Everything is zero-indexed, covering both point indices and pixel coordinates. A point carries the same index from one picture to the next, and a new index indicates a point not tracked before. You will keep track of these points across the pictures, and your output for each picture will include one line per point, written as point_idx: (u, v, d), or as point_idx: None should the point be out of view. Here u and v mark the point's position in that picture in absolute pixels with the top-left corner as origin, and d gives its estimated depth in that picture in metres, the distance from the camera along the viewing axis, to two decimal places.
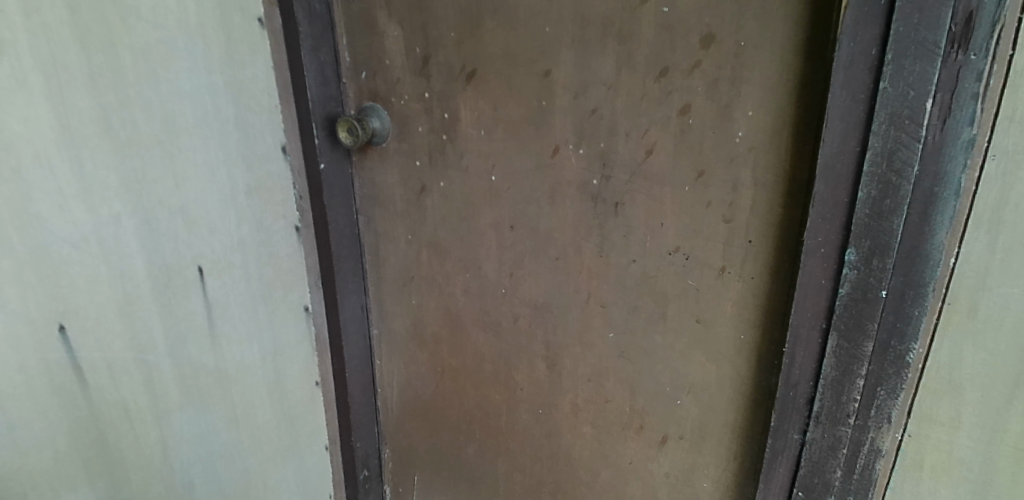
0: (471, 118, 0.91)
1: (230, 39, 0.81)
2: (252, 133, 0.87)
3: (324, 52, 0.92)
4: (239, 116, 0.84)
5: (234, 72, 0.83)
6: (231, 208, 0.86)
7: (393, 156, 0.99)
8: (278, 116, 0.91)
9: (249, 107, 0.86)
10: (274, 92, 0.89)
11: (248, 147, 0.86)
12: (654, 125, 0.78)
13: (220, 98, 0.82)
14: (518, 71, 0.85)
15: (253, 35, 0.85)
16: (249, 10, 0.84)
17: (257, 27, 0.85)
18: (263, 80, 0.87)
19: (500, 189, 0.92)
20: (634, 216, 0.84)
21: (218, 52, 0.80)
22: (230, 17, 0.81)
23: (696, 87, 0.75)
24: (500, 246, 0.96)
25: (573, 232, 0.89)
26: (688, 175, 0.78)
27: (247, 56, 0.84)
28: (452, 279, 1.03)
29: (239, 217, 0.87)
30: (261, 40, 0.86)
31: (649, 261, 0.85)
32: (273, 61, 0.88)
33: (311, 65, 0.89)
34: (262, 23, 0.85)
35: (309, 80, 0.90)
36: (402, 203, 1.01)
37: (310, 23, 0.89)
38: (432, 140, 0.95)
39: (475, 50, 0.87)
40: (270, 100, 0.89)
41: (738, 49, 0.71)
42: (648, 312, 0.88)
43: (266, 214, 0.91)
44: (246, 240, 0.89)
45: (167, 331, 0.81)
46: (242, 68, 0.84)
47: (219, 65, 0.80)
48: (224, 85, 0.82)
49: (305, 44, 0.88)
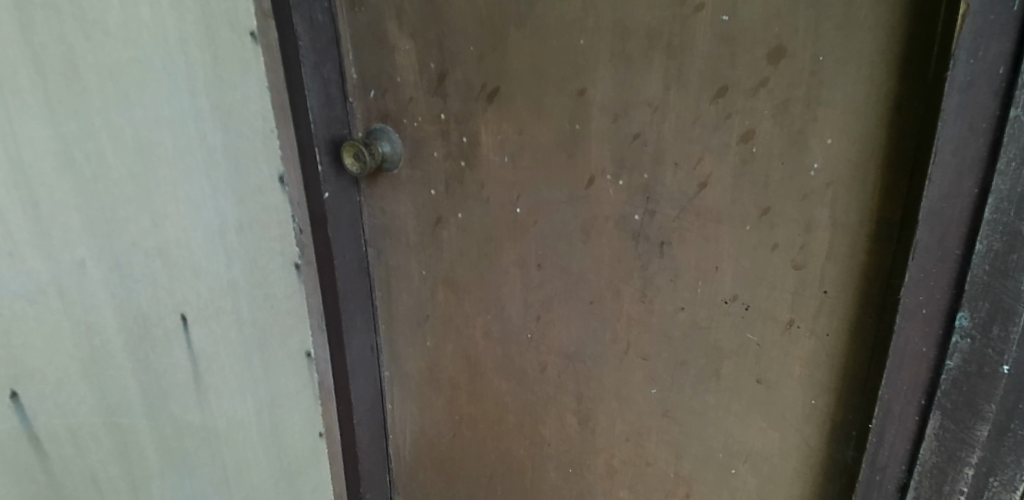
0: (493, 143, 0.79)
1: (217, 56, 0.71)
2: (245, 162, 0.76)
3: (326, 68, 0.82)
4: (229, 143, 0.74)
5: (221, 93, 0.72)
6: (220, 248, 0.75)
7: (405, 185, 0.88)
8: (275, 143, 0.80)
9: (241, 132, 0.75)
10: (271, 113, 0.79)
11: (240, 179, 0.76)
12: (708, 153, 0.66)
13: (206, 124, 0.71)
14: (548, 90, 0.73)
15: (245, 50, 0.74)
16: (239, 23, 0.73)
17: (249, 42, 0.75)
18: (256, 102, 0.77)
19: (526, 222, 0.81)
20: (683, 257, 0.72)
21: (203, 72, 0.70)
22: (216, 31, 0.71)
23: (762, 109, 0.62)
24: (525, 287, 0.85)
25: (610, 273, 0.77)
26: (750, 212, 0.66)
27: (238, 75, 0.74)
28: (471, 321, 0.91)
29: (229, 257, 0.76)
30: (255, 57, 0.76)
31: (700, 310, 0.73)
32: (268, 80, 0.77)
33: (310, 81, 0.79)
34: (255, 37, 0.75)
35: (311, 100, 0.80)
36: (415, 236, 0.91)
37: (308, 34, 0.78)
38: (449, 167, 0.84)
39: (497, 65, 0.75)
40: (266, 124, 0.78)
41: (815, 65, 0.59)
42: (698, 369, 0.75)
43: (261, 253, 0.80)
44: (240, 284, 0.78)
45: (143, 390, 0.71)
46: (232, 88, 0.73)
47: (204, 86, 0.70)
48: (210, 108, 0.71)
49: (306, 60, 0.78)
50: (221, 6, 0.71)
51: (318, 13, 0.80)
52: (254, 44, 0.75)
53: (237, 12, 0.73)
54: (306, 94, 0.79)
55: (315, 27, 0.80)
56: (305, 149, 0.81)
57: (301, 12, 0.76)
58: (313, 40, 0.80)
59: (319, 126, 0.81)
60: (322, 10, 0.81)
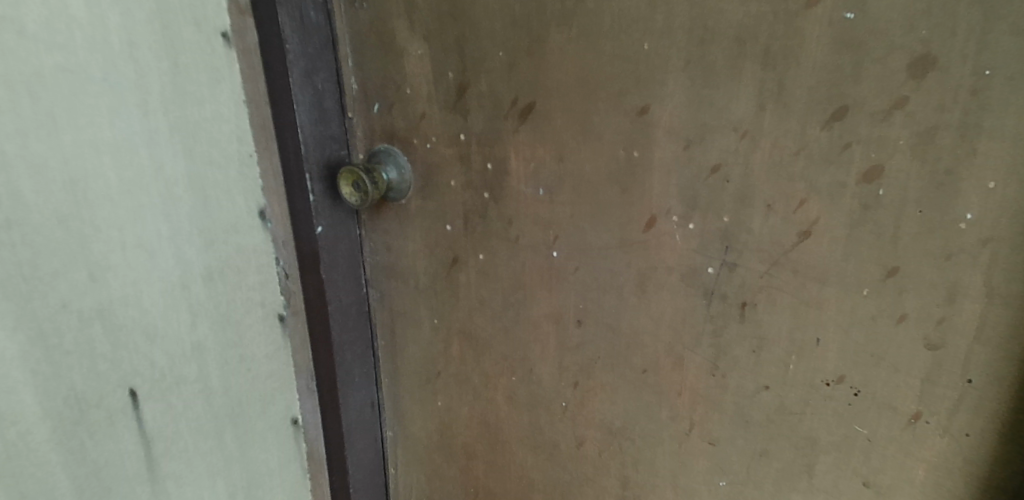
0: (525, 171, 0.64)
1: (178, 64, 0.56)
2: (214, 197, 0.61)
3: (320, 77, 0.67)
4: (193, 173, 0.58)
5: (183, 111, 0.57)
6: (182, 304, 0.60)
7: (415, 217, 0.73)
8: (256, 171, 0.64)
9: (210, 159, 0.60)
10: (250, 135, 0.63)
11: (209, 218, 0.60)
12: (814, 194, 0.51)
13: (163, 150, 0.56)
14: (599, 108, 0.58)
15: (215, 57, 0.59)
16: (208, 24, 0.58)
17: (220, 46, 0.59)
18: (231, 122, 0.61)
19: (564, 269, 0.65)
20: (771, 324, 0.56)
21: (159, 84, 0.55)
22: (176, 31, 0.55)
23: (895, 139, 0.47)
24: (560, 346, 0.69)
25: (671, 338, 0.61)
26: (869, 272, 0.51)
27: (206, 88, 0.58)
28: (492, 382, 0.76)
29: (193, 314, 0.61)
30: (228, 65, 0.60)
31: (790, 390, 0.57)
32: (246, 91, 0.61)
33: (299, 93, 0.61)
34: (228, 39, 0.59)
35: (302, 117, 0.61)
36: (425, 279, 0.75)
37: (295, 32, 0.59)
38: (470, 198, 0.68)
39: (533, 76, 0.60)
40: (243, 149, 0.62)
41: (977, 82, 0.43)
42: (784, 461, 0.60)
43: (234, 308, 0.65)
44: (207, 346, 0.63)
45: (78, 488, 0.55)
46: (198, 105, 0.58)
47: (159, 102, 0.55)
48: (168, 131, 0.56)
49: (295, 67, 0.60)
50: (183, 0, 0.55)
51: (310, 10, 0.65)
52: (227, 49, 0.59)
53: (205, 9, 0.57)
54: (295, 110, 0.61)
55: (308, 27, 0.65)
56: (293, 179, 0.64)
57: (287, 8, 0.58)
58: (303, 43, 0.65)
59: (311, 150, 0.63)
60: (316, 7, 0.66)
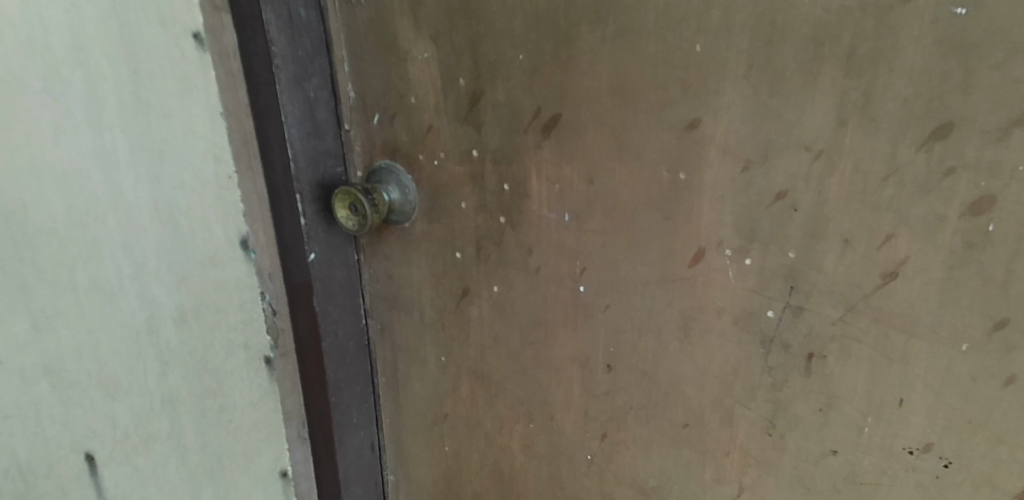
0: (548, 194, 0.55)
1: (140, 74, 0.48)
2: (186, 226, 0.53)
3: (311, 83, 0.59)
4: (159, 199, 0.51)
5: (146, 128, 0.50)
6: (145, 347, 0.53)
7: (420, 243, 0.64)
8: (236, 195, 0.55)
9: (179, 183, 0.52)
10: (230, 152, 0.54)
11: (180, 250, 0.53)
12: (905, 229, 0.42)
13: (121, 173, 0.49)
14: (639, 121, 0.49)
15: (185, 63, 0.50)
16: (175, 23, 0.49)
17: (191, 49, 0.50)
18: (206, 139, 0.53)
19: (593, 307, 0.56)
20: (845, 380, 0.47)
21: (114, 98, 0.48)
22: (136, 35, 0.48)
23: (1015, 164, 0.38)
24: (586, 394, 0.60)
25: (719, 390, 0.53)
26: (972, 324, 0.42)
27: (174, 100, 0.51)
28: (507, 429, 0.67)
29: (161, 357, 0.54)
30: (201, 71, 0.51)
31: (865, 457, 0.48)
32: (223, 103, 0.53)
33: (290, 101, 0.53)
34: (201, 41, 0.50)
35: (291, 129, 0.54)
36: (432, 312, 0.67)
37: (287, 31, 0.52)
38: (483, 223, 0.60)
39: (559, 83, 0.51)
40: (222, 170, 0.54)
41: None
42: None
43: (210, 351, 0.57)
44: (177, 392, 0.56)
45: None
46: (165, 120, 0.50)
47: (116, 121, 0.48)
48: (127, 152, 0.49)
49: (284, 71, 0.52)
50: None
51: (300, 8, 0.57)
52: (201, 53, 0.51)
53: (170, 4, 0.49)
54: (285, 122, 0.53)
55: (298, 26, 0.57)
56: (281, 201, 0.56)
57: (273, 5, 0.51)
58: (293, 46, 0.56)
59: (303, 167, 0.55)
60: (307, 4, 0.57)
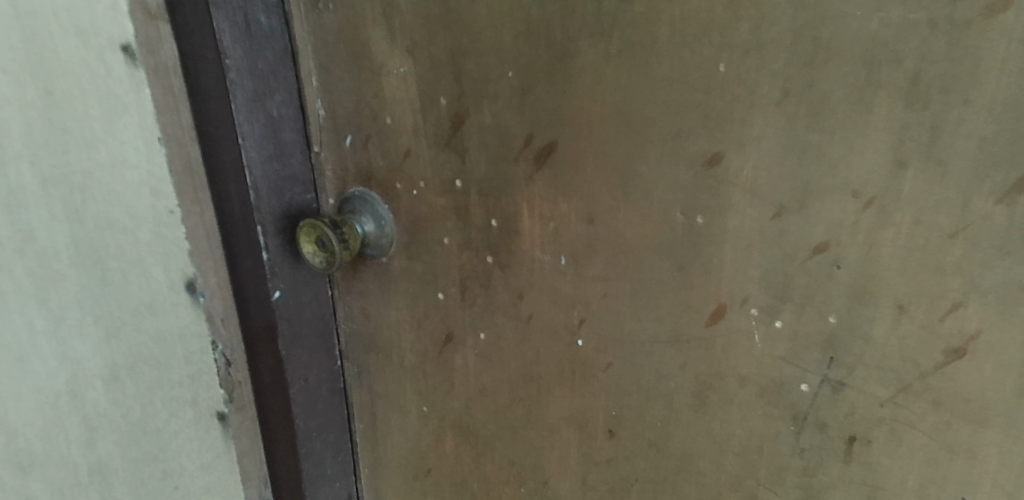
0: (541, 234, 0.47)
1: (56, 99, 0.43)
2: (114, 271, 0.48)
3: (274, 100, 0.51)
4: (83, 244, 0.46)
5: (65, 161, 0.45)
6: (69, 409, 0.48)
7: (398, 280, 0.57)
8: (179, 232, 0.51)
9: (108, 225, 0.47)
10: (169, 183, 0.49)
11: (108, 299, 0.48)
12: (977, 298, 0.34)
13: (33, 216, 0.44)
14: (649, 154, 0.41)
15: (112, 81, 0.46)
16: (99, 35, 0.45)
17: (119, 63, 0.46)
18: (139, 169, 0.48)
19: (592, 364, 0.49)
20: (893, 470, 0.39)
21: (23, 129, 0.42)
22: (48, 54, 0.43)
23: None
24: (584, 460, 0.52)
25: (740, 470, 0.45)
26: None
27: (99, 126, 0.46)
28: (496, 490, 0.59)
29: (87, 416, 0.49)
30: (133, 90, 0.47)
31: None
32: (161, 127, 0.48)
33: (249, 120, 0.48)
34: (132, 54, 0.46)
35: (251, 154, 0.49)
36: (413, 356, 0.59)
37: (248, 41, 0.47)
38: (467, 262, 0.52)
39: (554, 106, 0.43)
40: (159, 205, 0.50)
41: None
42: None
43: (146, 405, 0.52)
44: (108, 452, 0.51)
45: None
46: (87, 152, 0.46)
47: (26, 155, 0.43)
48: (42, 191, 0.44)
49: (242, 89, 0.47)
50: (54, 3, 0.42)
51: (261, 14, 0.48)
52: (132, 69, 0.46)
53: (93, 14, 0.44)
54: (244, 146, 0.48)
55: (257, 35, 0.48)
56: (235, 230, 0.52)
57: (226, 12, 0.45)
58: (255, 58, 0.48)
59: (265, 195, 0.51)
60: (268, 9, 0.49)
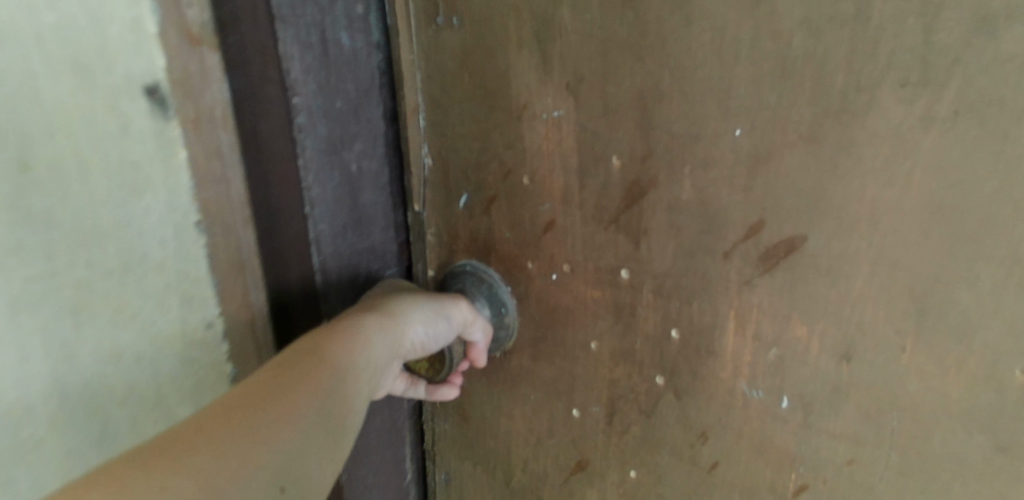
0: (754, 361, 0.32)
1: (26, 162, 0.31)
2: (113, 409, 0.36)
3: (353, 151, 0.38)
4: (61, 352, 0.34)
5: (48, 275, 0.33)
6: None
7: (514, 382, 0.43)
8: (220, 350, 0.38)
9: (101, 351, 0.35)
10: (208, 285, 0.36)
11: (102, 450, 0.37)
12: None
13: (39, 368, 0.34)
14: (976, 276, 0.26)
15: (127, 144, 0.32)
16: (109, 74, 0.31)
17: (140, 116, 0.32)
18: (165, 270, 0.35)
19: None
20: None
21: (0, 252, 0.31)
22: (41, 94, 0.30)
23: None
24: None
25: None
26: None
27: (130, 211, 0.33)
28: None
29: None
30: (161, 159, 0.33)
31: None
32: (200, 205, 0.35)
33: (319, 181, 0.36)
34: (161, 101, 0.32)
35: (319, 221, 0.37)
36: (525, 477, 0.45)
37: (324, 71, 0.35)
38: (622, 378, 0.37)
39: (811, 185, 0.28)
40: (192, 317, 0.37)
41: None
42: None
43: None
44: None
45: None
46: (89, 250, 0.33)
47: None
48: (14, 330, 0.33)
49: (309, 136, 0.35)
50: (38, 26, 0.29)
51: (342, 37, 0.36)
52: (159, 124, 0.33)
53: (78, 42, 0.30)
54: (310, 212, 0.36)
55: (336, 63, 0.36)
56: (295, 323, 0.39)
57: (296, 30, 0.33)
58: (328, 94, 0.36)
59: (333, 270, 0.39)
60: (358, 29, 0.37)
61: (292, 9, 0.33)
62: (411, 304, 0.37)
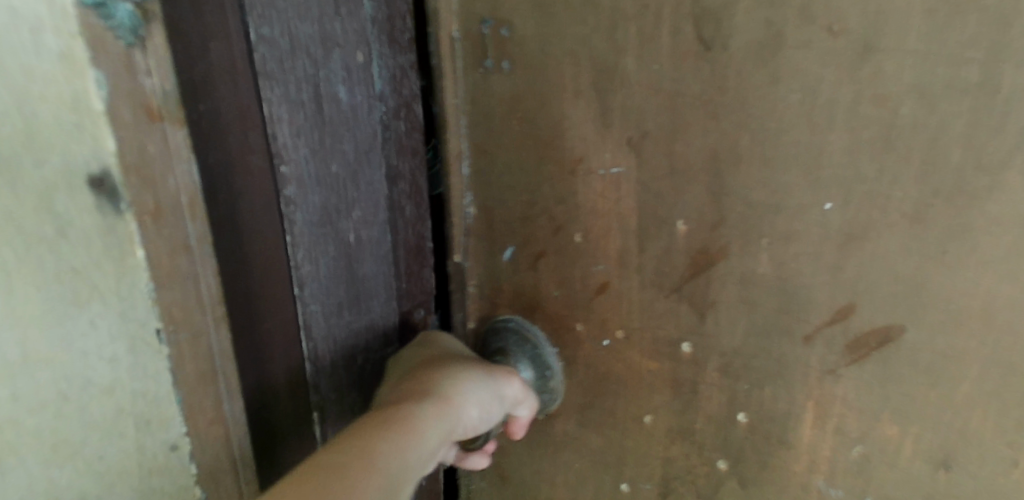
0: (835, 459, 0.29)
1: None
2: None
3: (350, 220, 0.34)
4: None
5: None
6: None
7: (556, 447, 0.40)
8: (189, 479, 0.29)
9: (36, 496, 0.26)
10: (172, 403, 0.28)
11: None
12: None
13: None
14: None
15: (70, 250, 0.24)
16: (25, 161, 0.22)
17: (82, 207, 0.23)
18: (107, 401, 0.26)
19: None
20: None
21: None
22: None
23: None
24: None
25: None
26: None
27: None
28: None
29: None
30: (109, 259, 0.24)
31: None
32: (161, 311, 0.26)
33: (311, 258, 0.33)
34: (110, 191, 0.24)
35: (308, 298, 0.34)
36: None
37: (317, 131, 0.31)
38: (678, 458, 0.34)
39: (915, 273, 0.24)
40: (152, 442, 0.28)
41: None
42: None
43: None
44: None
45: None
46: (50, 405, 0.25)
47: None
48: None
49: (296, 208, 0.32)
50: None
51: (341, 91, 0.32)
52: (109, 218, 0.24)
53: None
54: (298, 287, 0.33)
55: (336, 120, 0.32)
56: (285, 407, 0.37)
57: (284, 88, 0.30)
58: (324, 159, 0.32)
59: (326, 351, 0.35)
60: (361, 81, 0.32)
61: (279, 66, 0.29)
62: (471, 382, 0.33)
